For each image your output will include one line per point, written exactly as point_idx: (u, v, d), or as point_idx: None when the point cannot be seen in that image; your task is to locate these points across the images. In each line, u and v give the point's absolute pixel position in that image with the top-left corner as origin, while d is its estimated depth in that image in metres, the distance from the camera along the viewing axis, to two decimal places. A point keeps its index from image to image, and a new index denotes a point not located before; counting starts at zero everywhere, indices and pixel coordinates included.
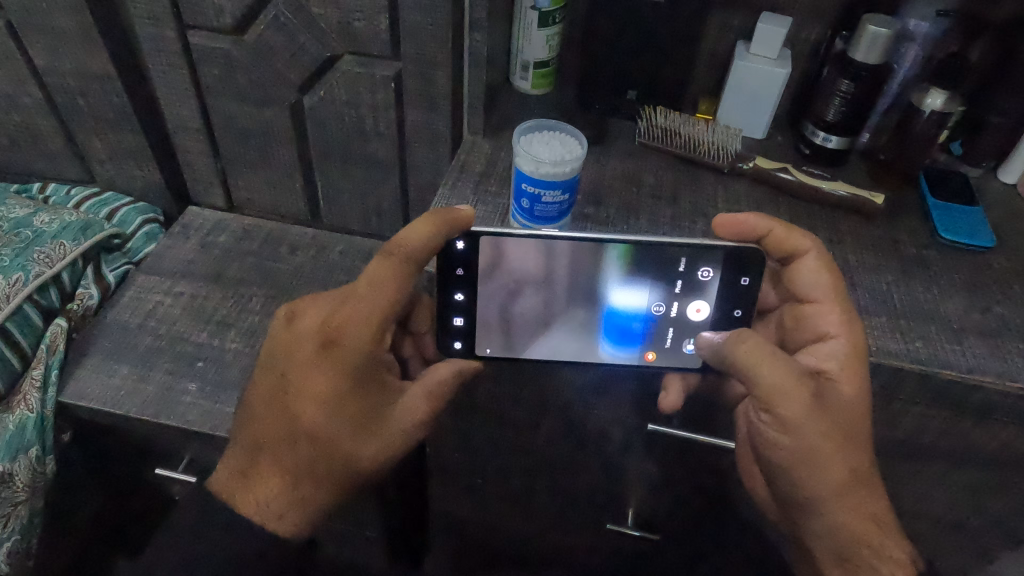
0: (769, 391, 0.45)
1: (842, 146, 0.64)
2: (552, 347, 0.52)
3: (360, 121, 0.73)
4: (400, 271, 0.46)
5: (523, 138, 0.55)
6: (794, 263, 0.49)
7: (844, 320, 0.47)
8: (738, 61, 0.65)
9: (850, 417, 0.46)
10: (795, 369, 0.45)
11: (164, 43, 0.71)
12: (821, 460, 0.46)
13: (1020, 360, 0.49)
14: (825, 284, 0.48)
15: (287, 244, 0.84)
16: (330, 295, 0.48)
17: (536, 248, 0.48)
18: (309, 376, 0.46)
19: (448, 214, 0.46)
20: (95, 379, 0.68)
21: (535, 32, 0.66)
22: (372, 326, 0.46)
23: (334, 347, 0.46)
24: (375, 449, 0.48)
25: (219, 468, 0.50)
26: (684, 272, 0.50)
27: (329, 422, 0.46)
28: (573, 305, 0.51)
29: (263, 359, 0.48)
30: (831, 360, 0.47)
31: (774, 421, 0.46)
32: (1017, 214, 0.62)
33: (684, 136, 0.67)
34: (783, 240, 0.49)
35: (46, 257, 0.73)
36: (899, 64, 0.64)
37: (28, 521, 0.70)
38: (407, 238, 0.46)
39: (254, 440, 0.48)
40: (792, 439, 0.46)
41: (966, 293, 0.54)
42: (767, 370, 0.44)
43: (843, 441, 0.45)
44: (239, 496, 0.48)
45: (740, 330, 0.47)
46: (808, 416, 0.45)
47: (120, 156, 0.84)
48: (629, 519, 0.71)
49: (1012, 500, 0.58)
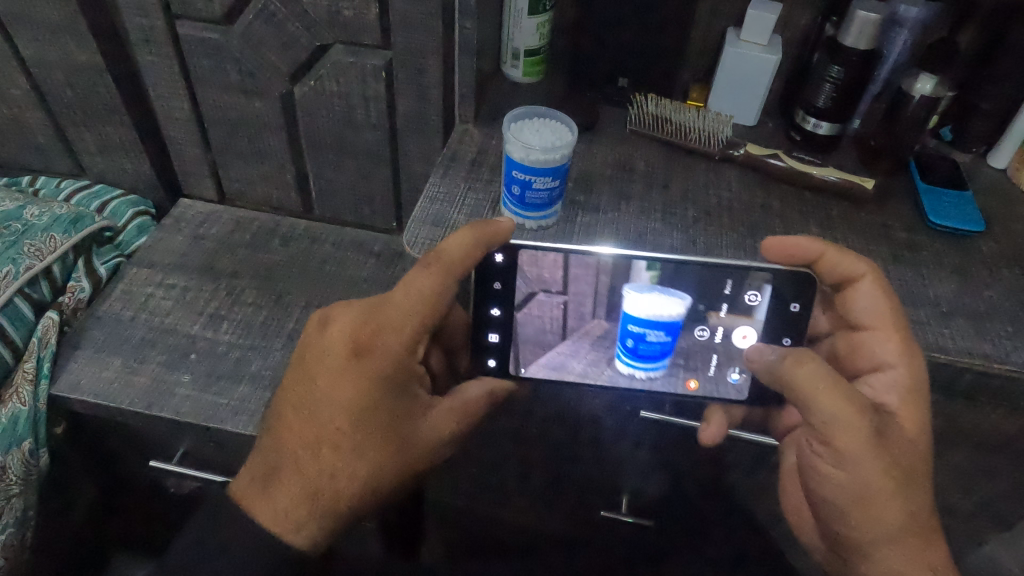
0: (827, 422, 0.44)
1: (833, 133, 0.64)
2: (565, 358, 0.52)
3: (350, 111, 0.72)
4: (440, 280, 0.45)
5: (514, 126, 0.55)
6: (849, 287, 0.48)
7: (902, 349, 0.46)
8: (729, 47, 0.64)
9: (908, 452, 0.44)
10: (860, 402, 0.43)
11: (152, 33, 0.71)
12: (878, 496, 0.44)
13: (1009, 343, 0.49)
14: (883, 309, 0.46)
15: (279, 235, 0.84)
16: (364, 301, 0.47)
17: (568, 260, 0.48)
18: (337, 382, 0.45)
19: (489, 227, 0.46)
20: (87, 372, 0.68)
21: (526, 20, 0.65)
22: (405, 335, 0.46)
23: (366, 355, 0.45)
24: (400, 463, 0.48)
25: (241, 473, 0.49)
26: (731, 294, 0.49)
27: (355, 431, 0.45)
28: (598, 316, 0.50)
29: (293, 362, 0.48)
30: (891, 392, 0.46)
31: (829, 453, 0.45)
32: (1008, 199, 0.62)
33: (675, 124, 0.67)
34: (837, 263, 0.47)
35: (37, 249, 0.72)
36: (889, 50, 0.64)
37: (22, 513, 0.70)
38: (447, 247, 0.45)
39: (278, 446, 0.47)
40: (849, 473, 0.45)
41: (955, 277, 0.54)
42: (826, 401, 0.43)
43: (901, 479, 0.44)
44: (258, 505, 0.46)
45: (800, 351, 0.45)
46: (868, 454, 0.43)
47: (110, 148, 0.83)
48: (623, 506, 0.71)
49: (1000, 481, 0.58)
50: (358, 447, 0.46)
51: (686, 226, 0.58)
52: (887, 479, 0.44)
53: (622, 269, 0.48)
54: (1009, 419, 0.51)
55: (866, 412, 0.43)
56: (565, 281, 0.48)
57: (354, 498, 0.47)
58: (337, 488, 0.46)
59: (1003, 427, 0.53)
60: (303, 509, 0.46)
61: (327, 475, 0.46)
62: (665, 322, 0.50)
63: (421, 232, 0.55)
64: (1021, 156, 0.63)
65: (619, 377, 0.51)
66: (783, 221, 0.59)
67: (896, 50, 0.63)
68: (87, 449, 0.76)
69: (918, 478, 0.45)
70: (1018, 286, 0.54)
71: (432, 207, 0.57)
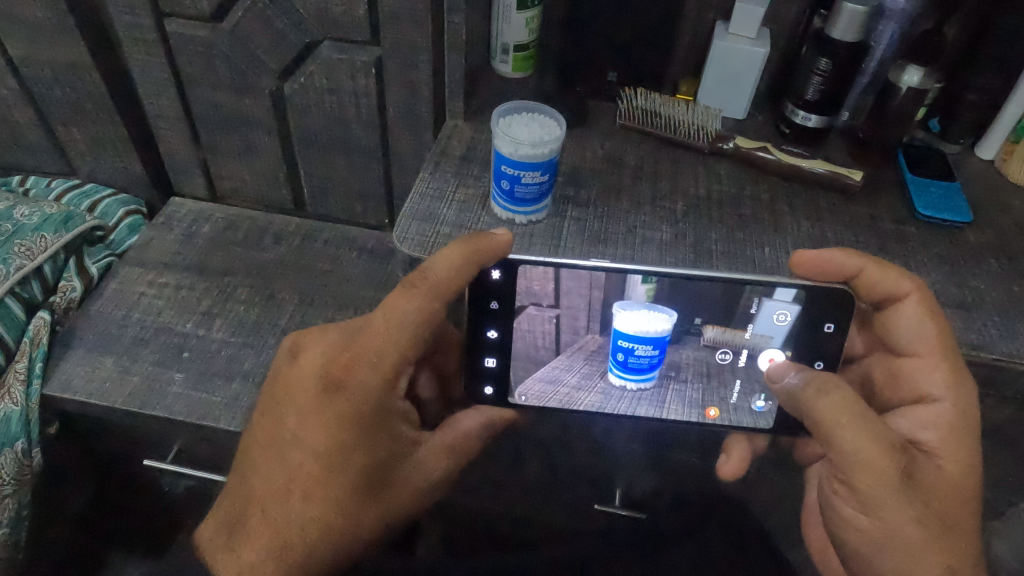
0: (852, 462, 0.42)
1: (821, 125, 0.64)
2: (559, 371, 0.51)
3: (340, 108, 0.72)
4: (423, 305, 0.45)
5: (503, 120, 0.55)
6: (892, 303, 0.47)
7: (949, 382, 0.46)
8: (717, 40, 0.65)
9: (942, 497, 0.43)
10: (889, 440, 0.42)
11: (141, 31, 0.70)
12: (911, 549, 0.42)
13: (995, 332, 0.50)
14: (933, 335, 0.46)
15: (271, 233, 0.84)
16: (337, 330, 0.47)
17: (560, 274, 0.47)
18: (309, 421, 0.45)
19: (482, 241, 0.46)
20: (79, 372, 0.68)
21: (514, 15, 0.65)
22: (382, 368, 0.45)
23: (338, 390, 0.45)
24: (377, 509, 0.49)
25: (205, 523, 0.48)
26: (756, 313, 0.48)
27: (327, 473, 0.46)
28: (592, 331, 0.50)
29: (263, 399, 0.48)
30: (930, 429, 0.45)
31: (853, 497, 0.43)
32: (995, 189, 0.63)
33: (664, 118, 0.67)
34: (885, 277, 0.46)
35: (28, 249, 0.72)
36: (877, 42, 0.65)
37: (16, 514, 0.70)
38: (433, 267, 0.45)
39: (245, 491, 0.47)
40: (875, 521, 0.43)
41: (943, 266, 0.55)
42: (848, 437, 0.42)
43: (938, 528, 0.42)
44: (219, 558, 0.45)
45: (826, 378, 0.44)
46: (896, 501, 0.42)
47: (100, 147, 0.83)
48: (617, 499, 0.72)
49: (989, 469, 0.59)
50: (329, 492, 0.46)
51: (676, 220, 0.58)
52: (925, 529, 0.42)
53: (616, 283, 0.48)
54: (996, 406, 0.52)
55: (894, 451, 0.42)
56: (553, 292, 0.48)
57: (324, 549, 0.47)
58: (307, 538, 0.46)
59: (991, 415, 0.53)
60: (270, 565, 0.45)
61: (296, 524, 0.46)
62: (654, 338, 0.50)
63: (411, 228, 0.55)
64: (1008, 147, 0.63)
65: (611, 390, 0.51)
66: (773, 213, 0.59)
67: (884, 42, 0.64)
68: (81, 450, 0.76)
69: (957, 526, 0.43)
70: (1005, 275, 0.54)
71: (422, 203, 0.57)
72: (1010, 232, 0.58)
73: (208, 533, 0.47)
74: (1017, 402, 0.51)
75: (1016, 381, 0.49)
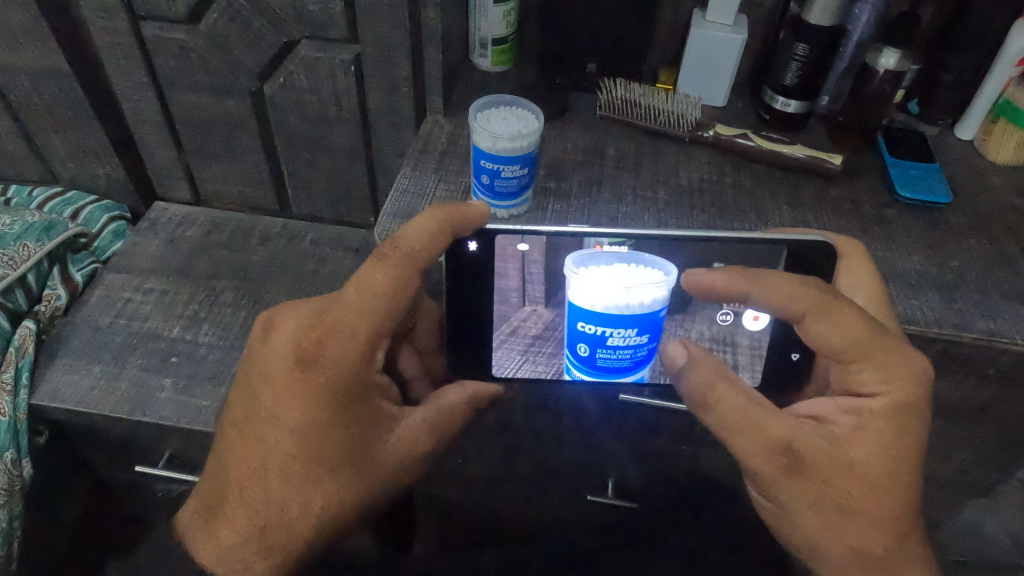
0: (740, 454, 0.44)
1: (802, 110, 0.64)
2: (508, 357, 0.51)
3: (322, 106, 0.72)
4: (398, 274, 0.44)
5: (482, 114, 0.56)
6: (797, 324, 0.42)
7: (880, 380, 0.42)
8: (694, 28, 0.64)
9: (845, 488, 0.42)
10: (776, 434, 0.42)
11: (118, 34, 0.70)
12: (803, 527, 0.44)
13: (977, 313, 0.50)
14: (845, 341, 0.41)
15: (256, 234, 0.84)
16: (311, 304, 0.46)
17: (531, 241, 0.47)
18: (285, 398, 0.44)
19: (457, 210, 0.45)
20: (66, 380, 0.67)
21: (491, 8, 0.65)
22: (357, 341, 0.44)
23: (312, 365, 0.44)
24: (361, 488, 0.47)
25: (186, 506, 0.50)
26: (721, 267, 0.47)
27: (304, 452, 0.45)
28: (534, 302, 0.49)
29: (240, 376, 0.47)
30: (850, 415, 0.43)
31: (757, 486, 0.45)
32: (975, 170, 0.63)
33: (644, 107, 0.67)
34: (767, 297, 0.42)
35: (11, 259, 0.71)
36: (853, 25, 0.64)
37: (7, 526, 0.69)
38: (406, 238, 0.44)
39: (224, 475, 0.47)
40: (775, 502, 0.45)
41: (925, 249, 0.55)
42: (740, 442, 0.43)
43: (834, 514, 0.43)
44: (197, 539, 0.47)
45: (707, 365, 0.45)
46: (784, 488, 0.43)
47: (80, 153, 0.83)
48: (608, 489, 0.72)
49: (980, 447, 0.59)
50: (307, 472, 0.45)
51: (658, 209, 0.58)
52: (817, 515, 0.43)
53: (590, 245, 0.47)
54: (981, 385, 0.52)
55: (779, 449, 0.43)
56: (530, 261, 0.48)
57: (306, 529, 0.46)
58: (289, 519, 0.46)
59: (975, 394, 0.53)
60: (250, 545, 0.46)
61: (274, 506, 0.46)
62: (621, 316, 0.48)
63: (392, 224, 0.55)
64: (987, 127, 0.64)
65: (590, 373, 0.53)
66: (753, 198, 0.59)
67: (860, 25, 0.64)
68: (70, 463, 0.76)
69: (868, 520, 0.42)
70: (986, 255, 0.54)
71: (403, 198, 0.58)
72: (989, 211, 0.58)
73: (187, 519, 0.49)
74: (1002, 381, 0.51)
75: (998, 360, 0.49)
